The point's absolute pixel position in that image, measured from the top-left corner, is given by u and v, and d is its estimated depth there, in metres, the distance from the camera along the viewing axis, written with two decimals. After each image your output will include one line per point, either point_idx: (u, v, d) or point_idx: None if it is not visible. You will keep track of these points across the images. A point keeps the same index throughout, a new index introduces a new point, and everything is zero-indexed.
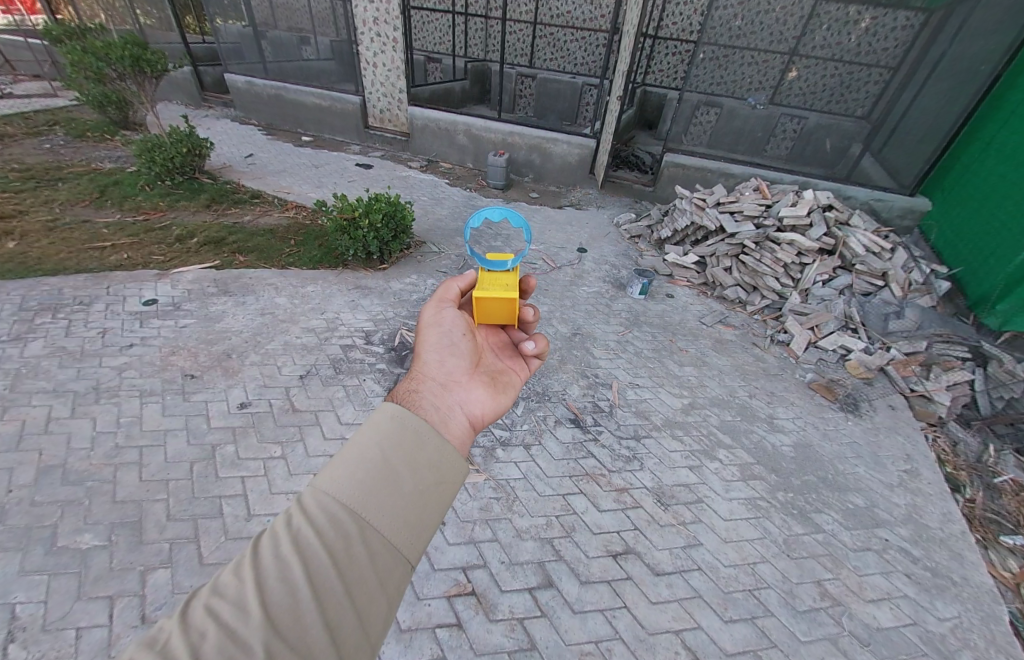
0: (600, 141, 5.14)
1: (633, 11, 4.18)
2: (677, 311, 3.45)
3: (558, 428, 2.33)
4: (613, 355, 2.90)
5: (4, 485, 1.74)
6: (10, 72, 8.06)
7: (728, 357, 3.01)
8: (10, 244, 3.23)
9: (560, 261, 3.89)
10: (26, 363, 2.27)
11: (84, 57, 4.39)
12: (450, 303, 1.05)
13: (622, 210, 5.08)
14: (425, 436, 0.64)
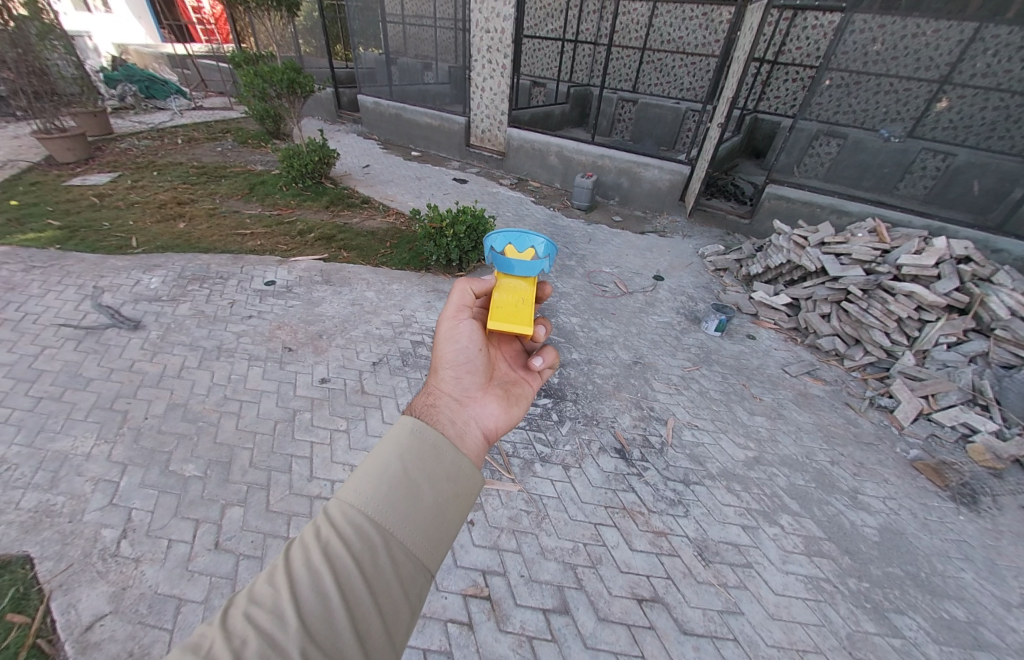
0: (695, 168, 4.91)
1: (748, 36, 3.94)
2: (758, 354, 3.11)
3: (601, 455, 2.23)
4: (674, 390, 2.70)
5: (144, 412, 2.18)
6: (203, 89, 10.31)
7: (811, 414, 2.62)
8: (182, 225, 4.08)
9: (632, 287, 3.76)
10: (175, 319, 2.83)
11: (257, 80, 5.44)
12: (467, 314, 1.02)
13: (710, 240, 4.78)
14: (442, 450, 0.68)
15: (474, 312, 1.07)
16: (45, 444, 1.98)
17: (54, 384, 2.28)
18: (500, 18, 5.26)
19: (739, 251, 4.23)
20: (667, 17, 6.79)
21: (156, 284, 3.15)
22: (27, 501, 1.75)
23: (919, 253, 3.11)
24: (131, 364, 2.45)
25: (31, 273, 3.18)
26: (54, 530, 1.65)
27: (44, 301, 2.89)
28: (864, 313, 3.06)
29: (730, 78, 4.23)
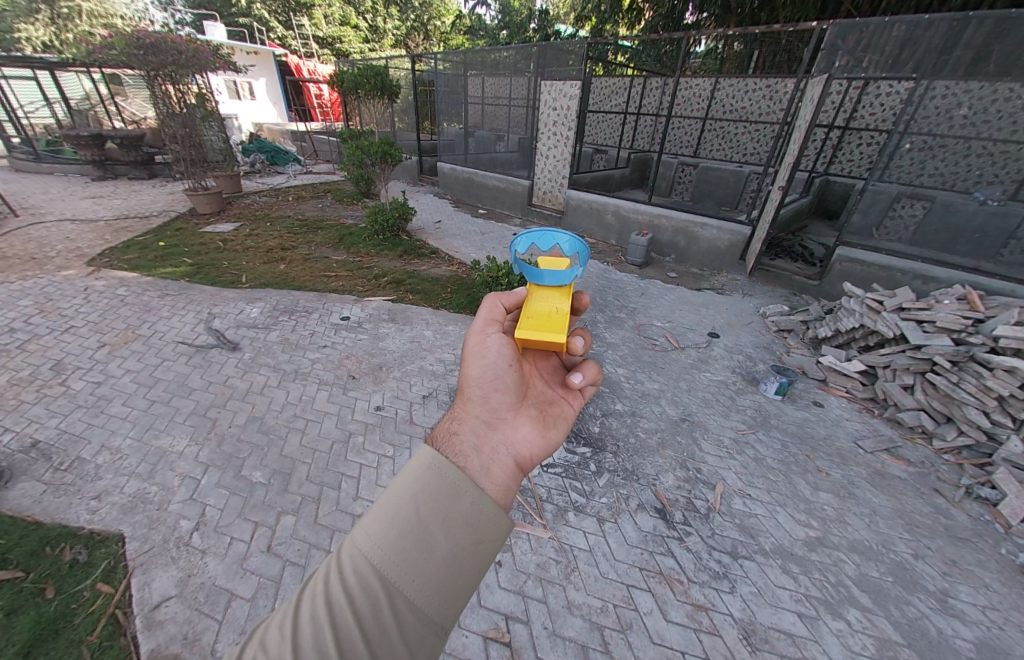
0: (757, 228, 4.82)
1: (808, 106, 3.99)
2: (835, 422, 2.76)
3: (638, 512, 2.04)
4: (726, 454, 2.43)
5: (228, 420, 2.46)
6: (314, 157, 12.37)
7: (889, 497, 2.21)
8: (281, 267, 4.78)
9: (684, 342, 3.60)
10: (264, 344, 3.23)
11: (357, 152, 6.46)
12: (495, 327, 1.03)
13: (777, 298, 4.51)
14: (460, 492, 0.65)
15: (505, 324, 1.07)
16: (152, 439, 2.30)
17: (166, 391, 2.67)
18: (567, 97, 5.86)
19: (805, 313, 3.91)
20: (729, 90, 7.06)
21: (254, 314, 3.66)
22: (130, 487, 2.01)
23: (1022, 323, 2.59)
24: (226, 379, 2.81)
25: (165, 299, 3.86)
26: (144, 515, 1.88)
27: (170, 321, 3.48)
28: (955, 386, 2.61)
29: (791, 145, 4.18)
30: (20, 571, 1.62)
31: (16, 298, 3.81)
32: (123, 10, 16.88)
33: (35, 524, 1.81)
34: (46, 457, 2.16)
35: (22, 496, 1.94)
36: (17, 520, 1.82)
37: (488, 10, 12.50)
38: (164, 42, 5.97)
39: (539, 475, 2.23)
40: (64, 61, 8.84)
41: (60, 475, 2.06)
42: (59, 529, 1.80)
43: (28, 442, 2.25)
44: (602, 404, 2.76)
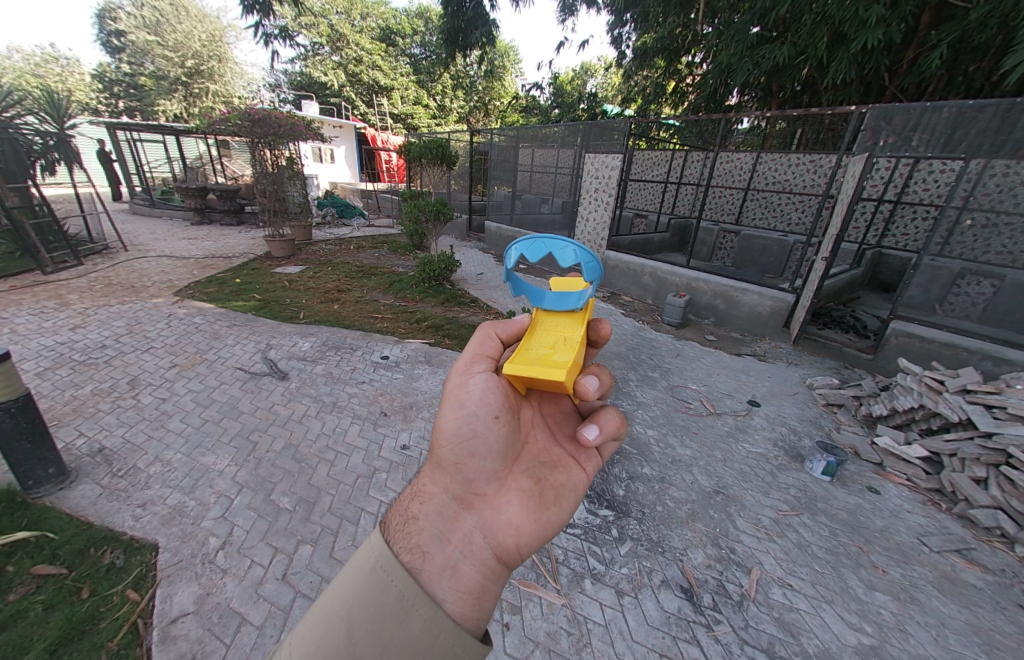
0: (801, 297, 4.65)
1: (850, 182, 3.99)
2: (904, 513, 2.40)
3: (662, 590, 1.82)
4: (765, 534, 2.16)
5: (267, 443, 2.57)
6: (377, 212, 13.75)
7: (968, 610, 1.84)
8: (335, 307, 5.18)
9: (722, 408, 3.39)
10: (309, 376, 3.43)
11: (414, 210, 7.15)
12: (483, 365, 1.03)
13: (830, 369, 4.20)
14: (407, 614, 0.68)
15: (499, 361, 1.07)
16: (198, 456, 2.43)
17: (218, 411, 2.87)
18: (608, 167, 6.25)
19: (858, 388, 3.59)
20: (771, 164, 7.21)
21: (305, 347, 3.94)
22: (172, 499, 2.11)
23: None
24: (271, 405, 2.98)
25: (231, 329, 4.27)
26: (179, 528, 1.95)
27: (232, 349, 3.82)
28: None
29: (833, 217, 4.15)
30: (65, 568, 1.72)
31: (113, 319, 4.38)
32: (242, 92, 20.57)
33: (87, 524, 1.94)
34: (107, 462, 2.34)
35: (82, 497, 2.10)
36: (73, 518, 1.96)
37: (543, 93, 13.99)
38: (270, 117, 7.18)
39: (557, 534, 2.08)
40: (191, 131, 10.77)
41: (116, 480, 2.22)
42: (105, 531, 1.91)
43: (96, 447, 2.47)
44: (628, 465, 2.60)
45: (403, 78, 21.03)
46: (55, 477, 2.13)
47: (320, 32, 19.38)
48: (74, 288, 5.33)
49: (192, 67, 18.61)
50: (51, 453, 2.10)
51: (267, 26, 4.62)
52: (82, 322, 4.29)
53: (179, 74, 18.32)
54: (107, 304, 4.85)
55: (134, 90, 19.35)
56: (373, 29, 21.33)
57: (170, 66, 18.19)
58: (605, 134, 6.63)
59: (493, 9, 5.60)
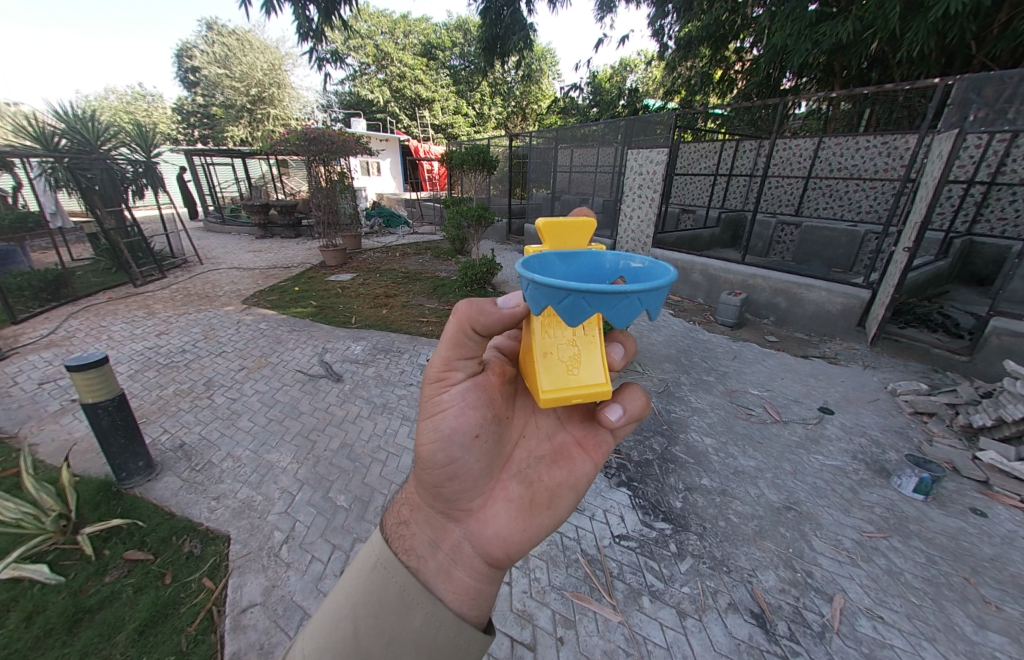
0: (878, 292, 4.22)
1: (937, 162, 3.54)
2: (1020, 544, 2.06)
3: (731, 615, 1.70)
4: (851, 559, 1.95)
5: (325, 442, 2.74)
6: (420, 219, 14.28)
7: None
8: (384, 311, 5.43)
9: (788, 415, 3.13)
10: (361, 378, 3.61)
11: (456, 216, 7.35)
12: (463, 372, 0.93)
13: (915, 373, 3.75)
14: (409, 608, 0.75)
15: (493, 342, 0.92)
16: (265, 453, 2.63)
17: (280, 411, 3.10)
18: (652, 163, 6.03)
19: (954, 394, 3.17)
20: (835, 149, 6.59)
21: (357, 350, 4.15)
22: (242, 494, 2.30)
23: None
24: (328, 405, 3.17)
25: (292, 334, 4.61)
26: (247, 521, 2.12)
27: (293, 352, 4.11)
28: None
29: (917, 202, 3.73)
30: (151, 554, 1.92)
31: (191, 326, 4.88)
32: (298, 114, 22.20)
33: (169, 514, 2.15)
34: (186, 457, 2.60)
35: (165, 488, 2.34)
36: (159, 509, 2.19)
37: (582, 93, 13.90)
38: (323, 135, 7.68)
39: (610, 546, 2.01)
40: (256, 153, 11.81)
41: (194, 474, 2.45)
42: (185, 521, 2.11)
43: (178, 442, 2.75)
44: (684, 476, 2.47)
45: (443, 90, 21.74)
46: (144, 470, 2.39)
47: (366, 53, 20.56)
48: (160, 299, 5.99)
49: (256, 95, 20.43)
50: (140, 448, 2.37)
51: (320, 51, 4.95)
52: (166, 329, 4.82)
53: (244, 103, 20.17)
54: (187, 312, 5.42)
55: (207, 120, 21.46)
56: (414, 45, 22.19)
57: (237, 96, 20.07)
58: (650, 129, 6.42)
59: (531, 13, 5.61)
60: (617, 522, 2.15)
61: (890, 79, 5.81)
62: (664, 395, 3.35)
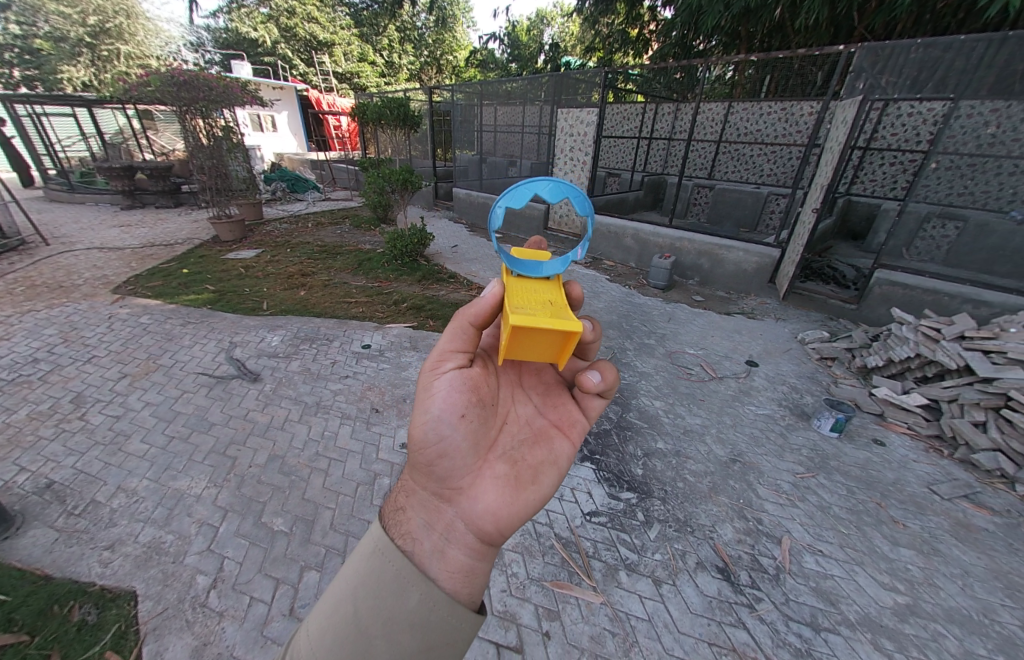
0: (785, 251, 4.80)
1: (841, 128, 4.00)
2: (893, 466, 2.57)
3: (699, 573, 1.88)
4: (787, 502, 2.27)
5: (251, 459, 2.42)
6: (332, 184, 12.83)
7: (981, 555, 2.00)
8: (303, 293, 4.88)
9: (723, 371, 3.52)
10: (287, 375, 3.23)
11: (378, 180, 6.69)
12: (453, 362, 0.88)
13: (811, 324, 4.39)
14: (403, 588, 0.68)
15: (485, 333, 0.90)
16: (169, 481, 2.26)
17: (184, 426, 2.67)
18: (583, 124, 6.03)
19: (849, 340, 3.82)
20: (743, 114, 7.13)
21: (277, 342, 3.69)
22: (145, 536, 1.95)
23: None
24: (246, 412, 2.80)
25: (186, 327, 3.93)
26: (157, 570, 1.79)
27: (192, 351, 3.52)
28: None
29: (824, 166, 4.22)
30: (24, 634, 1.51)
31: (42, 327, 3.91)
32: (158, 51, 18.07)
33: (42, 579, 1.72)
34: (58, 500, 2.13)
35: (31, 546, 1.89)
36: (26, 574, 1.74)
37: (499, 46, 13.19)
38: (197, 79, 6.32)
39: (583, 526, 2.10)
40: (104, 99, 9.44)
41: (71, 522, 2.02)
42: (70, 584, 1.71)
43: (43, 483, 2.23)
44: (642, 442, 2.67)
45: (344, 31, 19.05)
46: None
47: None
48: None
49: (96, 26, 16.21)
50: None
51: None
52: (4, 333, 3.79)
53: (79, 33, 15.87)
54: (32, 309, 4.31)
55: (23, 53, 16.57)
56: None
57: (66, 23, 15.68)
58: (577, 87, 6.30)
59: None
60: (586, 499, 2.24)
61: (788, 46, 6.33)
62: None
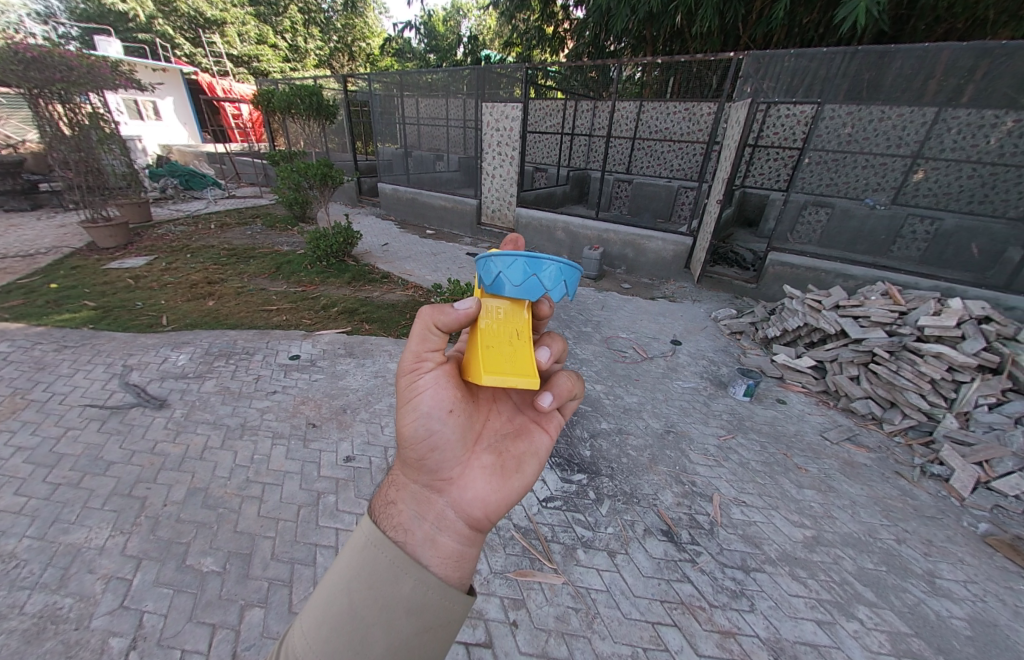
0: (697, 239, 5.32)
1: (736, 127, 4.49)
2: (793, 419, 3.01)
3: (647, 539, 2.03)
4: (714, 462, 2.55)
5: (164, 497, 2.11)
6: (237, 180, 11.50)
7: (861, 486, 2.43)
8: (211, 303, 4.33)
9: (652, 351, 3.82)
10: (201, 397, 2.86)
11: (293, 175, 6.12)
12: (432, 362, 0.87)
13: (722, 303, 4.93)
14: (398, 575, 0.64)
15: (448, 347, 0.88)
16: (56, 537, 1.88)
17: (71, 469, 2.24)
18: (508, 119, 6.09)
19: (752, 315, 4.35)
20: (653, 113, 7.70)
21: (183, 361, 3.24)
22: (33, 605, 1.61)
23: (938, 313, 3.11)
24: (153, 444, 2.43)
25: (61, 353, 3.29)
26: (52, 643, 1.49)
27: (72, 380, 2.96)
28: (896, 374, 3.01)
29: (724, 160, 4.72)
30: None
31: None
32: None
33: None
34: None
35: None
36: None
37: (415, 35, 12.74)
38: (47, 54, 5.25)
39: (540, 513, 2.15)
40: None
41: None
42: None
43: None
44: (588, 424, 2.81)
45: (236, 8, 16.99)
46: None
47: None
48: None
49: None
50: None
51: None
52: None
53: None
54: None
55: None
56: None
57: None
58: (500, 81, 6.32)
59: None
60: (541, 486, 2.31)
61: (687, 51, 6.93)
62: None
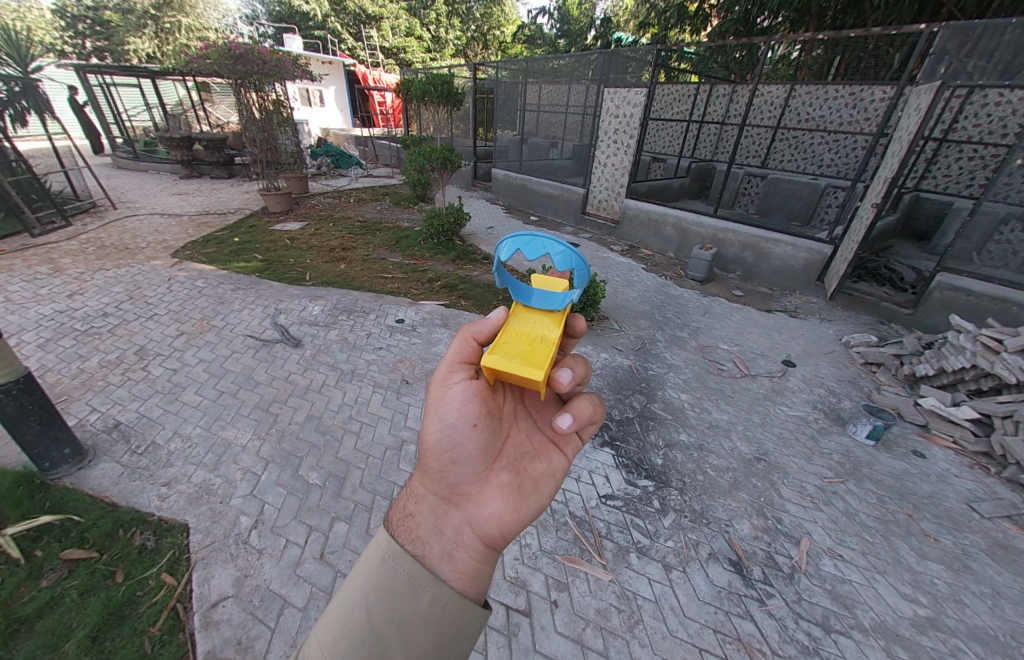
0: (839, 248, 4.47)
1: (914, 116, 3.60)
2: (932, 478, 2.41)
3: (710, 563, 1.86)
4: (813, 504, 2.19)
5: (289, 417, 2.60)
6: (375, 161, 13.06)
7: (1016, 577, 1.87)
8: (342, 266, 5.07)
9: (756, 369, 3.38)
10: (325, 343, 3.41)
11: (418, 158, 6.73)
12: (461, 374, 0.96)
13: (860, 327, 4.10)
14: (417, 589, 0.68)
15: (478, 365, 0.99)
16: (218, 430, 2.47)
17: (233, 382, 2.90)
18: (630, 105, 5.77)
19: (899, 345, 3.53)
20: (806, 97, 6.64)
21: (316, 312, 3.88)
22: (197, 477, 2.15)
23: None
24: (288, 374, 3.00)
25: (236, 293, 4.20)
26: (207, 508, 1.98)
27: (240, 315, 3.77)
28: None
29: (890, 157, 3.84)
30: (95, 551, 1.75)
31: (111, 285, 4.30)
32: (215, 25, 19.31)
33: (110, 506, 1.96)
34: (125, 439, 2.38)
35: (102, 477, 2.12)
36: (97, 500, 1.98)
37: (549, 20, 12.71)
38: (252, 52, 6.53)
39: (597, 507, 2.12)
40: (166, 71, 9.95)
41: (136, 458, 2.25)
42: (131, 513, 1.93)
43: (111, 422, 2.50)
44: (665, 432, 2.64)
45: (392, 5, 18.92)
46: (72, 457, 2.14)
47: None
48: (67, 251, 5.17)
49: None
50: (63, 434, 2.08)
51: None
52: (80, 288, 4.21)
53: (147, 7, 16.99)
54: (102, 268, 4.73)
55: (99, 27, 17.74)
56: None
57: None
58: (627, 66, 5.99)
59: None
60: (603, 482, 2.26)
61: (863, 24, 5.72)
62: (640, 354, 3.47)
